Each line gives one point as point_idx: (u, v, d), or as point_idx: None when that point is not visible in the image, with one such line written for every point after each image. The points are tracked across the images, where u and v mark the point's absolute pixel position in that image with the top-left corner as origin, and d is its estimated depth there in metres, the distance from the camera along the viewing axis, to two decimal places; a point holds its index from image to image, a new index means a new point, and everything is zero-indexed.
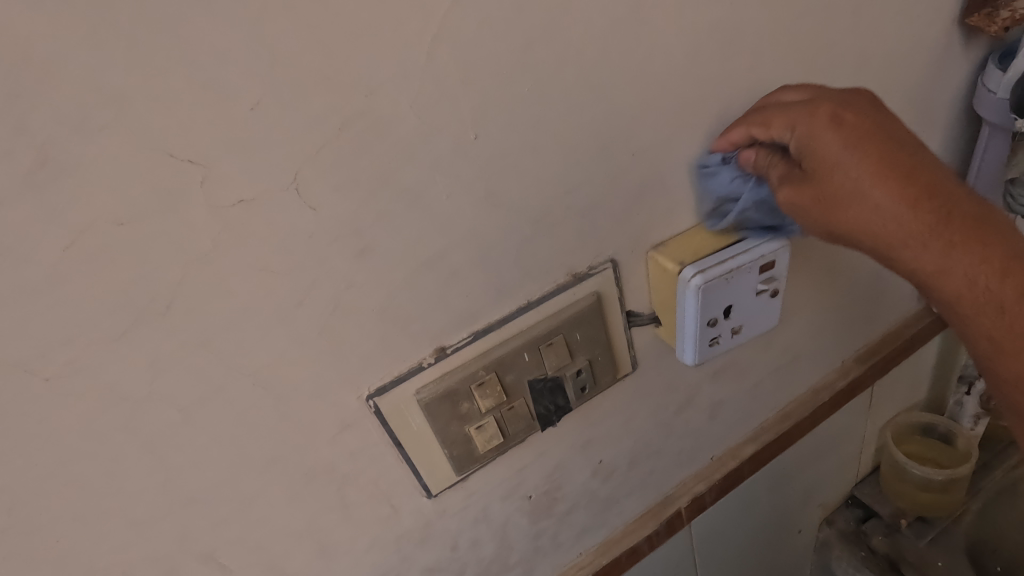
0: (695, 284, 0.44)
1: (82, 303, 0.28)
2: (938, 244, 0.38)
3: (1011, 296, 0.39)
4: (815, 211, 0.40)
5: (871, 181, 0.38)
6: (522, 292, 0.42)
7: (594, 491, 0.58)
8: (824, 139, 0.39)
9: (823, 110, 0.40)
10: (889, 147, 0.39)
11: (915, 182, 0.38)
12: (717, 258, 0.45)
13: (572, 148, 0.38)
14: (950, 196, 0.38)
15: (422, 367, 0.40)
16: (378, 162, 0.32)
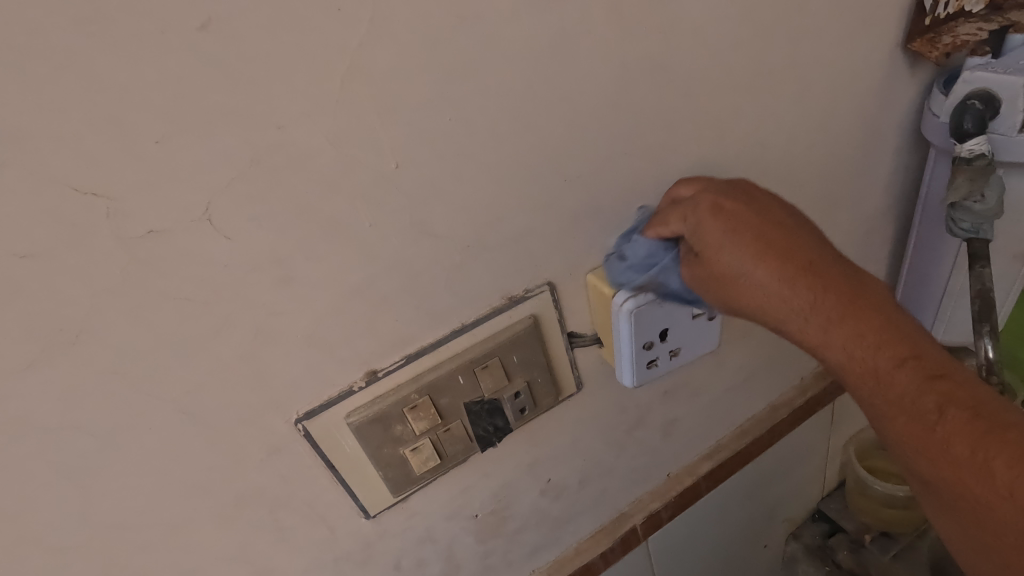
0: (627, 309, 0.45)
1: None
2: (818, 321, 0.39)
3: (894, 370, 0.37)
4: (713, 283, 0.42)
5: (754, 264, 0.40)
6: (455, 316, 0.42)
7: (544, 510, 0.58)
8: (709, 225, 0.41)
9: (706, 199, 0.42)
10: (771, 227, 0.41)
11: (791, 263, 0.40)
12: (652, 282, 0.45)
13: (500, 175, 0.39)
14: (825, 276, 0.39)
15: (353, 391, 0.40)
16: (295, 192, 0.33)
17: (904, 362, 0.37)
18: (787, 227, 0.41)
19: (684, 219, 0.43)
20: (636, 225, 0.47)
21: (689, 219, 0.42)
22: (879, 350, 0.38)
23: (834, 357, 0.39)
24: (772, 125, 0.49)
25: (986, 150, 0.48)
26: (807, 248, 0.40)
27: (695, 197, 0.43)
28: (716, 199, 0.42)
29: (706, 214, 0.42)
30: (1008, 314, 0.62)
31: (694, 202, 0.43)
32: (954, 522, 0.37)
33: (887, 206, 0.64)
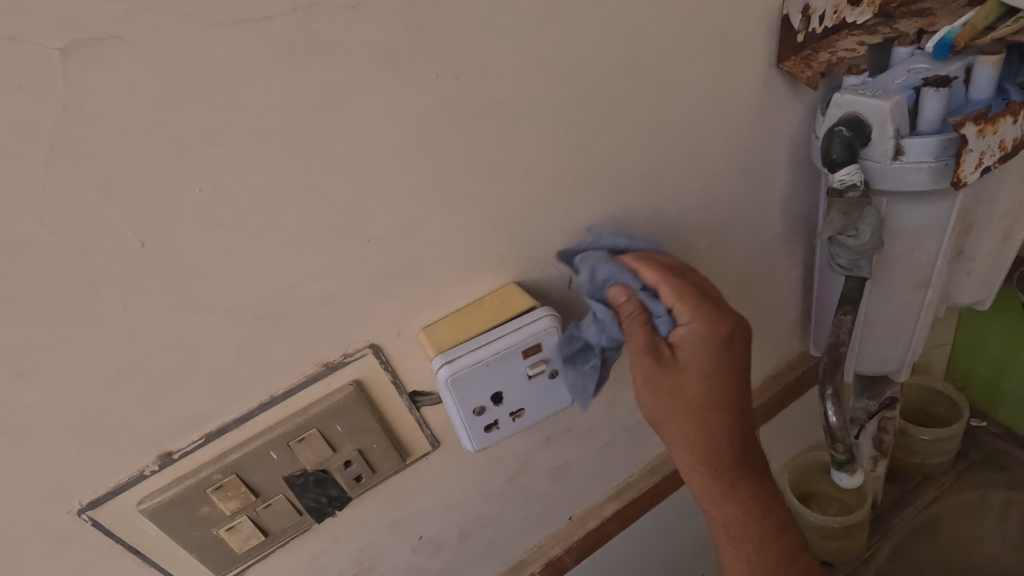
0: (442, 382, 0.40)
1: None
2: (727, 476, 0.47)
3: (739, 507, 0.48)
4: (665, 397, 0.42)
5: (652, 405, 0.43)
6: (260, 388, 0.39)
7: (421, 567, 0.55)
8: (703, 345, 0.41)
9: (728, 324, 0.41)
10: (733, 370, 0.44)
11: (711, 415, 0.44)
12: (476, 348, 0.40)
13: (283, 241, 0.35)
14: (713, 424, 0.44)
15: (144, 475, 0.37)
16: (15, 281, 0.30)
17: (738, 501, 0.48)
18: (735, 350, 0.43)
19: (692, 339, 0.41)
20: (471, 276, 0.43)
21: (695, 348, 0.41)
22: (736, 465, 0.47)
23: (698, 484, 0.48)
24: (624, 161, 0.46)
25: (858, 181, 0.44)
26: (727, 383, 0.44)
27: (715, 307, 0.41)
28: (733, 329, 0.42)
29: (715, 342, 0.41)
30: (919, 344, 0.58)
31: (703, 325, 0.41)
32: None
33: (785, 229, 0.60)
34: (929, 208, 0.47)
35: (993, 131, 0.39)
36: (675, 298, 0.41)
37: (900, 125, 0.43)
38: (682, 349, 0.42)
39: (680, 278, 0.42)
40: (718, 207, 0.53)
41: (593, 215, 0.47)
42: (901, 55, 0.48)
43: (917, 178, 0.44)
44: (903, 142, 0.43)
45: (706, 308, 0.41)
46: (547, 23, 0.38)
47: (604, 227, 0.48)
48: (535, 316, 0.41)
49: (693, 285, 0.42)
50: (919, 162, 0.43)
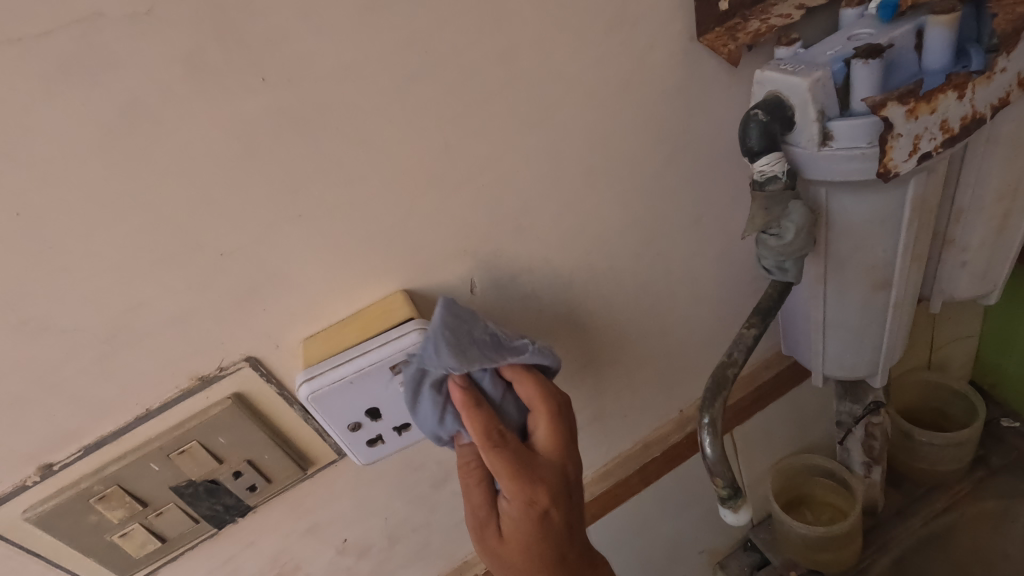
0: (302, 394, 0.38)
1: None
2: (529, 504, 0.40)
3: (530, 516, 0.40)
4: (492, 539, 0.42)
5: (506, 477, 0.39)
6: (134, 401, 0.39)
7: (351, 568, 0.56)
8: (523, 525, 0.40)
9: (545, 496, 0.40)
10: (561, 531, 0.41)
11: (529, 481, 0.39)
12: (336, 362, 0.38)
13: (120, 261, 0.35)
14: (536, 470, 0.40)
15: (28, 486, 0.39)
16: None
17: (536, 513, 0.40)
18: (573, 517, 0.42)
19: (514, 513, 0.40)
20: (348, 287, 0.41)
21: (521, 505, 0.40)
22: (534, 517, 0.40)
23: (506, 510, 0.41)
24: (514, 157, 0.42)
25: (779, 172, 0.38)
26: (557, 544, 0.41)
27: (531, 482, 0.39)
28: (547, 504, 0.40)
29: (530, 515, 0.40)
30: (895, 346, 0.52)
31: (522, 500, 0.39)
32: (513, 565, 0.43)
33: (738, 215, 0.54)
34: (879, 198, 0.40)
35: (928, 111, 0.33)
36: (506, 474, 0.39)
37: (825, 105, 0.37)
38: (544, 459, 0.41)
39: (501, 449, 0.39)
40: (643, 200, 0.49)
41: (483, 217, 0.43)
42: (848, 18, 0.40)
43: (849, 167, 0.38)
44: (829, 125, 0.37)
45: (527, 483, 0.39)
46: (385, 16, 0.34)
47: (498, 231, 0.44)
48: (405, 326, 0.38)
49: (570, 429, 0.42)
50: (851, 147, 0.37)
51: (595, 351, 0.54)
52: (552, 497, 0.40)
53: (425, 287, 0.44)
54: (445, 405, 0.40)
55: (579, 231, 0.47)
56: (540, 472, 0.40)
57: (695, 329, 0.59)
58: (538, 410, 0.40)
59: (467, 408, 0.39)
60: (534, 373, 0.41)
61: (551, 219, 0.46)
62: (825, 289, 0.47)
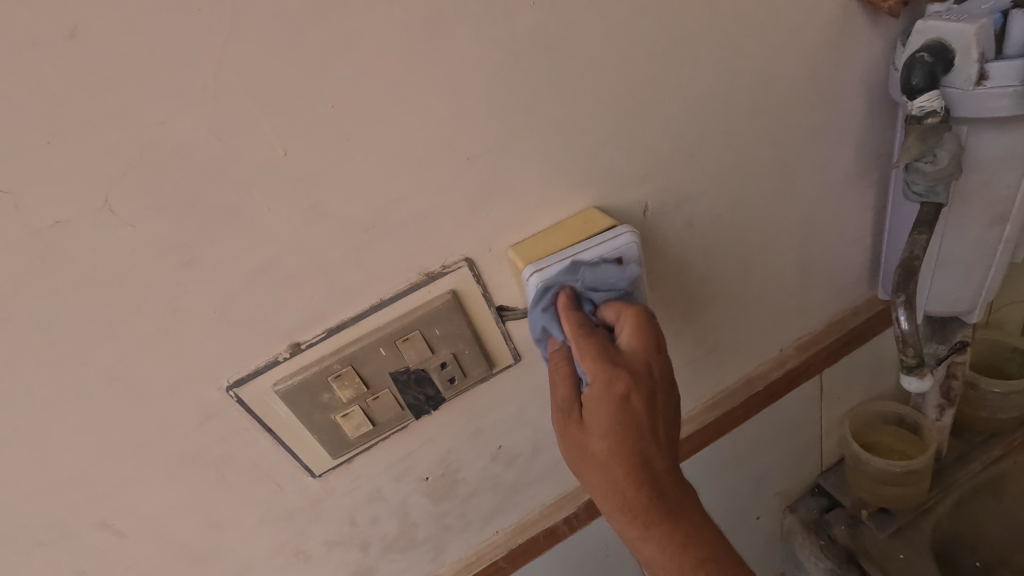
0: (531, 284, 0.44)
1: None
2: (599, 390, 0.42)
3: (617, 408, 0.41)
4: (575, 434, 0.43)
5: (581, 360, 0.42)
6: (373, 291, 0.44)
7: (498, 475, 0.61)
8: (604, 407, 0.41)
9: (624, 382, 0.41)
10: (641, 425, 0.42)
11: (586, 361, 0.42)
12: (562, 255, 0.44)
13: (393, 157, 0.40)
14: (615, 359, 0.42)
15: (278, 362, 0.44)
16: (185, 181, 0.36)
17: (621, 403, 0.41)
18: (651, 423, 0.43)
19: (593, 400, 0.42)
20: (554, 199, 0.47)
21: (608, 390, 0.41)
22: (598, 423, 0.42)
23: (587, 400, 0.42)
24: (699, 92, 0.48)
25: (937, 107, 0.45)
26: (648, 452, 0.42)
27: (613, 368, 0.41)
28: (628, 389, 0.41)
29: (610, 399, 0.41)
30: (997, 282, 0.58)
31: (607, 382, 0.41)
32: (600, 482, 0.43)
33: (858, 166, 0.60)
34: (1013, 136, 0.47)
35: None
36: (584, 359, 0.42)
37: (984, 50, 0.43)
38: (627, 352, 0.43)
39: (590, 336, 0.42)
40: (789, 143, 0.55)
41: (666, 146, 0.49)
42: None
43: (998, 104, 0.44)
44: (987, 66, 0.44)
45: (610, 365, 0.42)
46: None
47: (675, 159, 0.50)
48: (620, 229, 0.45)
49: (656, 334, 0.44)
50: (1003, 86, 0.44)
51: (726, 283, 0.61)
52: (632, 382, 0.41)
53: (611, 206, 0.50)
54: (550, 312, 0.44)
55: (736, 166, 0.53)
56: (621, 361, 0.42)
57: (806, 272, 0.65)
58: (625, 314, 0.44)
59: (565, 306, 0.43)
60: (636, 308, 0.44)
61: (716, 153, 0.52)
62: (945, 226, 0.54)
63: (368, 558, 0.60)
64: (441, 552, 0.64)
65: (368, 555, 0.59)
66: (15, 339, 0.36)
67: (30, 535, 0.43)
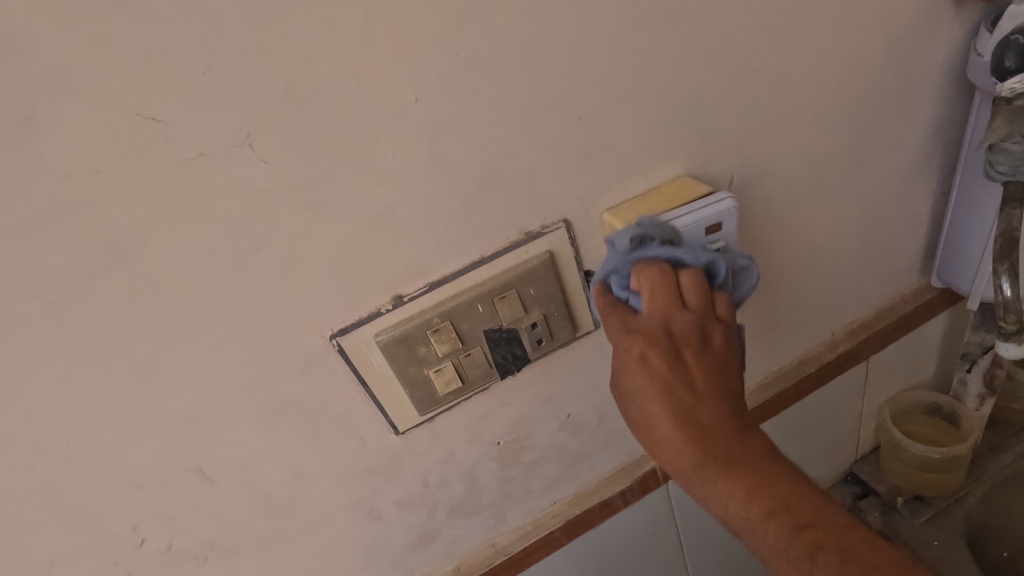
0: (632, 245, 0.44)
1: (49, 248, 0.33)
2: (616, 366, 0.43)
3: (635, 378, 0.42)
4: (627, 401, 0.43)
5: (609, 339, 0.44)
6: (475, 247, 0.45)
7: (563, 444, 0.62)
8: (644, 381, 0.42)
9: (639, 346, 0.42)
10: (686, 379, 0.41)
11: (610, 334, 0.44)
12: (663, 219, 0.45)
13: (513, 112, 0.41)
14: (628, 325, 0.43)
15: (380, 313, 0.44)
16: (322, 122, 0.36)
17: (639, 369, 0.42)
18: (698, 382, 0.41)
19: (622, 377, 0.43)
20: (650, 164, 0.48)
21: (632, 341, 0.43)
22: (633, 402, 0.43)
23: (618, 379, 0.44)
24: (794, 65, 0.49)
25: None
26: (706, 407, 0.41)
27: (629, 336, 0.42)
28: (644, 349, 0.42)
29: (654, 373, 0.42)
30: None
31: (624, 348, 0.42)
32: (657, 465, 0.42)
33: (926, 152, 0.62)
34: None
35: None
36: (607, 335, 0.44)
37: None
38: (645, 318, 0.42)
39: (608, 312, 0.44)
40: (867, 124, 0.56)
41: (758, 117, 0.50)
42: None
43: None
44: None
45: (625, 334, 0.42)
46: None
47: (764, 132, 0.51)
48: (719, 198, 0.45)
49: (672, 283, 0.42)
50: None
51: (794, 261, 0.61)
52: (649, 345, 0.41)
53: (702, 175, 0.50)
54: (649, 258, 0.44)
55: (817, 144, 0.55)
56: (641, 329, 0.42)
57: (866, 256, 0.67)
58: (642, 273, 0.42)
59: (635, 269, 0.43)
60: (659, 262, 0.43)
61: (801, 130, 0.53)
62: None
63: (434, 521, 0.60)
64: (501, 519, 0.64)
65: (434, 518, 0.60)
66: (143, 272, 0.36)
67: (127, 477, 0.43)
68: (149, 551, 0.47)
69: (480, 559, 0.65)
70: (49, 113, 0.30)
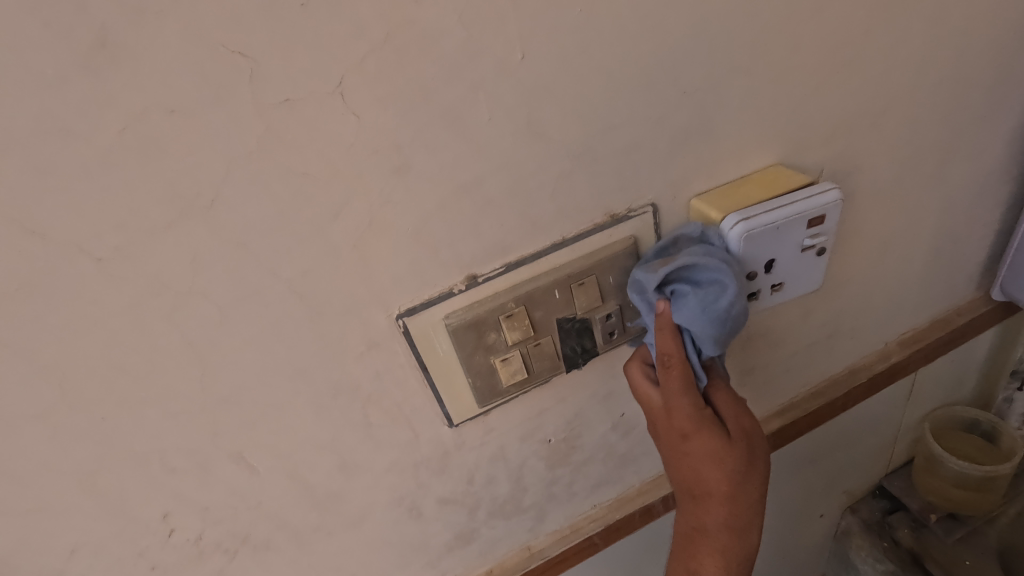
0: (734, 233, 0.42)
1: (110, 196, 0.29)
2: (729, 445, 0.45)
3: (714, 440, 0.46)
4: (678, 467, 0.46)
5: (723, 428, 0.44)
6: (558, 228, 0.41)
7: (613, 445, 0.59)
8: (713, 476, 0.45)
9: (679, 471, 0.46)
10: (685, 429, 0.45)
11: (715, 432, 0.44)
12: (767, 206, 0.42)
13: (619, 80, 0.37)
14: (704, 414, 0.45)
15: (453, 294, 0.40)
16: (421, 74, 0.32)
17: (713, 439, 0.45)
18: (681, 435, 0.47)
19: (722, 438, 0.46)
20: (747, 150, 0.44)
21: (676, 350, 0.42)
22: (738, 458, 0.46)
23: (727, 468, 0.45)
24: (901, 55, 0.46)
25: None
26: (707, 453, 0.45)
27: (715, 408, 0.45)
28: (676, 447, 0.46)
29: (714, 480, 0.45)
30: None
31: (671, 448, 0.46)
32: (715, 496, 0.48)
33: (1006, 159, 0.59)
34: None
35: None
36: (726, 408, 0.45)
37: None
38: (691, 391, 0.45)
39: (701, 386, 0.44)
40: (957, 123, 0.53)
41: (857, 108, 0.47)
42: None
43: None
44: None
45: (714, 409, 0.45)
46: None
47: (861, 124, 0.48)
48: (823, 188, 0.43)
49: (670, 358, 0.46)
50: None
51: (865, 265, 0.59)
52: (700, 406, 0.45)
53: (795, 166, 0.47)
54: (745, 257, 0.43)
55: (907, 141, 0.52)
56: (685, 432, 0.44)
57: (931, 264, 0.64)
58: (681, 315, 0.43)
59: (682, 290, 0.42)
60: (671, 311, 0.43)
61: (895, 124, 0.50)
62: None
63: (473, 522, 0.56)
64: (540, 522, 0.61)
65: (474, 519, 0.56)
66: (208, 232, 0.32)
67: (163, 461, 0.39)
68: (177, 544, 0.43)
69: (514, 563, 0.61)
70: (126, 37, 0.26)
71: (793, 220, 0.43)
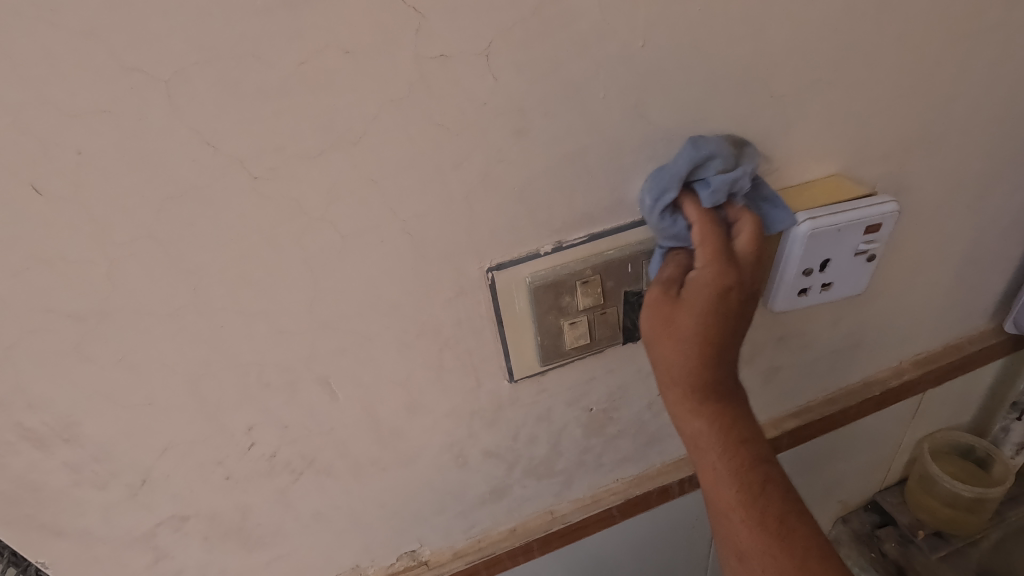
0: (798, 231, 0.46)
1: (277, 120, 0.33)
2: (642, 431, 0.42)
3: None
4: None
5: None
6: (639, 206, 0.45)
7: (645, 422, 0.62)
8: None
9: None
10: None
11: None
12: (830, 210, 0.46)
13: (719, 77, 0.41)
14: None
15: (539, 254, 0.44)
16: (555, 48, 0.36)
17: None
18: None
19: None
20: (815, 158, 0.48)
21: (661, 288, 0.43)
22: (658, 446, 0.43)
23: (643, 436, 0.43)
24: (962, 88, 0.50)
25: None
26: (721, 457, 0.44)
27: None
28: None
29: None
30: None
31: None
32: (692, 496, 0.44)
33: None
34: None
35: None
36: None
37: None
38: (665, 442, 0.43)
39: None
40: (1000, 158, 0.58)
41: (915, 132, 0.51)
42: None
43: None
44: None
45: None
46: None
47: (916, 148, 0.52)
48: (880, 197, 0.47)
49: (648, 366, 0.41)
50: None
51: (898, 281, 0.63)
52: None
53: (853, 178, 0.51)
54: (804, 252, 0.47)
55: (953, 168, 0.56)
56: None
57: (952, 291, 0.69)
58: None
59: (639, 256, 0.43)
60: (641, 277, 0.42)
61: (945, 151, 0.54)
62: None
63: (509, 478, 0.60)
64: (566, 487, 0.64)
65: (511, 475, 0.60)
66: (348, 165, 0.35)
67: (260, 374, 0.42)
68: (254, 456, 0.46)
69: (537, 524, 0.65)
70: None
71: (853, 225, 0.47)
